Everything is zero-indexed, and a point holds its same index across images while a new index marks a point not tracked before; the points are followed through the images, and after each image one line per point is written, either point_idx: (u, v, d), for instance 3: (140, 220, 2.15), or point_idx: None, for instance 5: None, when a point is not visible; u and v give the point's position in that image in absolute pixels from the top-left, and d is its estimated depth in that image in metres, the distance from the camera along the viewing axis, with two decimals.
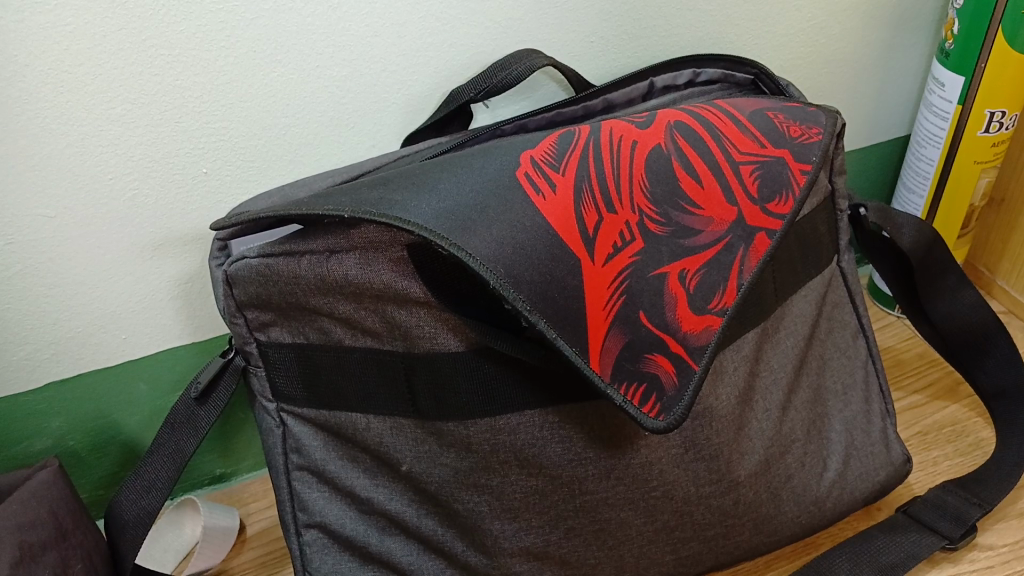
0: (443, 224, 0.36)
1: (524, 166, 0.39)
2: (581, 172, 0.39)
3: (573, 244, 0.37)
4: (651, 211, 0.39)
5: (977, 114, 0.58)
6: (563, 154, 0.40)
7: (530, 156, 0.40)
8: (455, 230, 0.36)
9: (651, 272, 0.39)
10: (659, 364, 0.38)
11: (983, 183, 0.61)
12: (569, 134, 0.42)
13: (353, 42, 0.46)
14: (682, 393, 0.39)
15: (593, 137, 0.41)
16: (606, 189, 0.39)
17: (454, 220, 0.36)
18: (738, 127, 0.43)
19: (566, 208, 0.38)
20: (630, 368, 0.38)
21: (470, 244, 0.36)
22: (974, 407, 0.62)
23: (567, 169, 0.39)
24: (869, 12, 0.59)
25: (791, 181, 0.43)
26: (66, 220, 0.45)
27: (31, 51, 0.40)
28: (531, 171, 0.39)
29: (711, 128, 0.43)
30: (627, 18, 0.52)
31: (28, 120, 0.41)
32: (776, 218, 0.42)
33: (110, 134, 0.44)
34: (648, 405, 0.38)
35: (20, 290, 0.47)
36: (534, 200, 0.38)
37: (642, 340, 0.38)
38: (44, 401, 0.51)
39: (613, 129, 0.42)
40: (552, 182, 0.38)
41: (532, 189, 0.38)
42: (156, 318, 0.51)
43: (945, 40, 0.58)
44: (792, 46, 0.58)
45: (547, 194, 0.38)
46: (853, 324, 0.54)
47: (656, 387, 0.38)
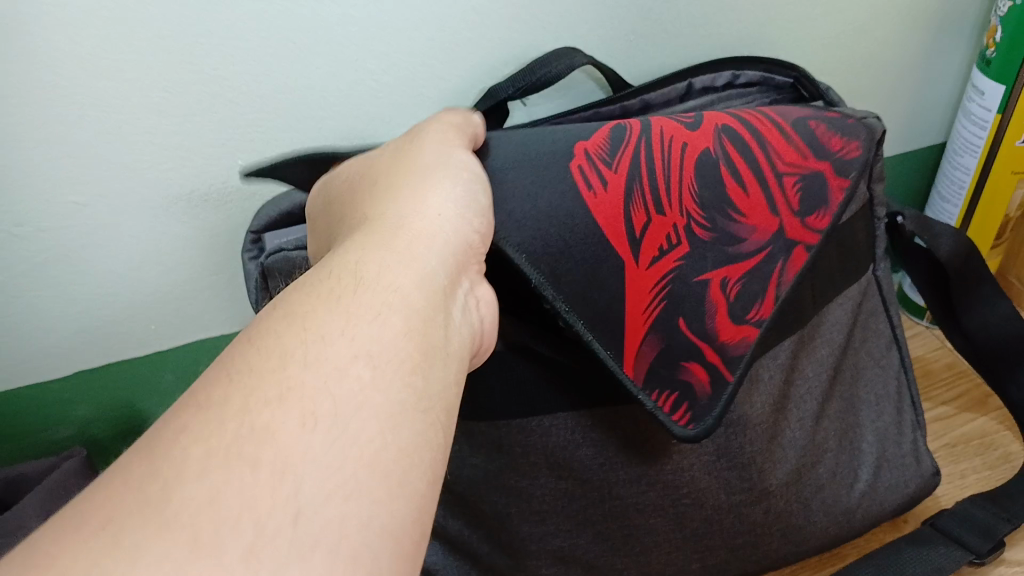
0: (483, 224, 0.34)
1: (578, 158, 0.38)
2: (633, 168, 0.38)
3: (618, 244, 0.37)
4: (699, 216, 0.39)
5: (1016, 124, 0.57)
6: (616, 149, 0.39)
7: (583, 148, 0.39)
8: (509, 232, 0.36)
9: (694, 277, 0.39)
10: (694, 372, 0.39)
11: (1021, 194, 0.61)
12: (621, 126, 0.40)
13: (394, 35, 0.45)
14: (714, 403, 0.40)
15: (645, 132, 0.40)
16: (657, 189, 0.38)
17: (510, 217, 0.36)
18: (786, 133, 0.42)
19: (617, 208, 0.37)
20: (665, 375, 0.39)
21: (520, 239, 0.35)
22: (1003, 419, 0.61)
23: (619, 166, 0.38)
24: (909, 16, 0.58)
25: (832, 196, 0.43)
26: (99, 208, 0.45)
27: (70, 38, 0.39)
28: (583, 163, 0.38)
29: (761, 134, 0.42)
30: (668, 16, 0.51)
31: (65, 106, 0.41)
32: (816, 231, 0.42)
33: (146, 122, 0.43)
34: (680, 412, 0.39)
35: (51, 277, 0.46)
36: (585, 197, 0.37)
37: (678, 347, 0.39)
38: (70, 389, 0.51)
39: (663, 126, 0.41)
40: (604, 178, 0.37)
41: (584, 184, 0.37)
42: (185, 308, 0.51)
43: (988, 47, 0.57)
44: (830, 48, 0.58)
45: (598, 191, 0.37)
46: (886, 333, 0.53)
47: (690, 396, 0.39)
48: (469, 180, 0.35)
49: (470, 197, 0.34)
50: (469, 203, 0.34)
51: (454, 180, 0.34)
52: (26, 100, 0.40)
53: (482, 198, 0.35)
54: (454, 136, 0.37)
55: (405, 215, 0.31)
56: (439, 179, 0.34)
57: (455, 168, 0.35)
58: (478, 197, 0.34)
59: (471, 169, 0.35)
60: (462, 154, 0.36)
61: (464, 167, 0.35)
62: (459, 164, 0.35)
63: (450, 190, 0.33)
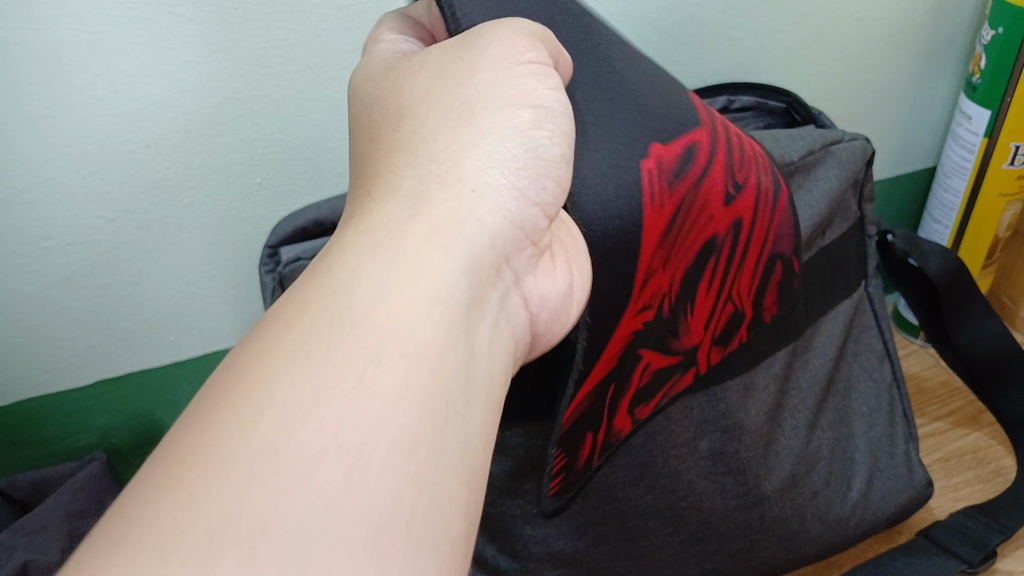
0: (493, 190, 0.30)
1: (650, 164, 0.36)
2: (678, 215, 0.38)
3: (637, 278, 0.37)
4: (671, 298, 0.40)
5: (1002, 148, 0.59)
6: (680, 172, 0.37)
7: (659, 151, 0.36)
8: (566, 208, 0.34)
9: (640, 348, 0.39)
10: (585, 445, 0.40)
11: (1009, 215, 0.63)
12: (692, 141, 0.38)
13: None
14: (570, 483, 0.41)
15: (705, 164, 0.39)
16: (671, 249, 0.38)
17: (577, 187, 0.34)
18: (759, 253, 0.44)
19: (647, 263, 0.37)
20: (574, 434, 0.39)
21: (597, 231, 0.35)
22: (997, 435, 0.62)
23: (674, 192, 0.37)
24: (898, 45, 0.61)
25: (734, 338, 0.45)
26: (125, 223, 0.47)
27: (103, 61, 0.42)
28: (654, 176, 0.36)
29: (750, 236, 0.42)
30: (666, 46, 0.54)
31: (96, 125, 0.43)
32: (710, 365, 0.45)
33: (171, 142, 0.46)
34: (557, 475, 0.40)
35: (78, 289, 0.48)
36: (645, 207, 0.35)
37: (597, 409, 0.39)
38: (93, 399, 0.53)
39: (716, 165, 0.39)
40: (660, 202, 0.36)
41: (648, 194, 0.35)
42: (204, 320, 0.54)
43: (973, 74, 0.59)
44: (823, 76, 0.60)
45: (655, 208, 0.36)
46: (878, 347, 0.55)
47: (573, 463, 0.40)
48: (537, 124, 0.31)
49: (537, 149, 0.31)
50: (537, 155, 0.31)
51: (520, 122, 0.31)
52: (60, 119, 0.42)
53: (557, 150, 0.32)
54: (535, 51, 0.32)
55: (443, 190, 0.29)
56: (502, 121, 0.31)
57: (522, 100, 0.31)
58: (551, 149, 0.31)
59: (543, 105, 0.31)
60: (536, 80, 0.31)
61: (533, 101, 0.31)
62: (529, 97, 0.31)
63: (513, 142, 0.31)
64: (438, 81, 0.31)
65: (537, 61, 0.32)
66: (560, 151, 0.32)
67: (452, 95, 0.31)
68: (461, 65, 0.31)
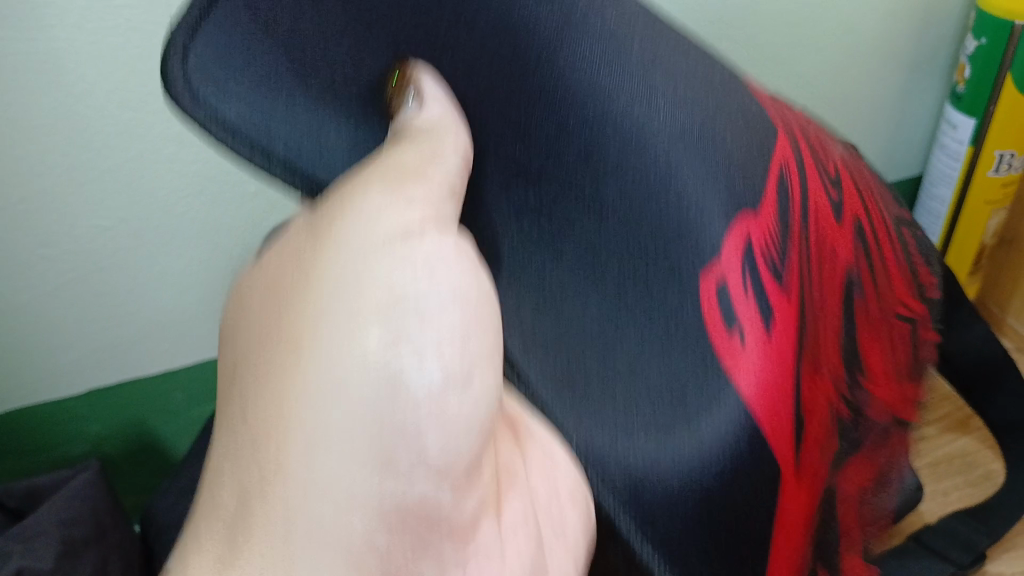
0: (552, 375, 0.29)
1: (719, 272, 0.30)
2: (773, 302, 0.31)
3: (783, 409, 0.30)
4: (836, 390, 0.35)
5: (987, 155, 0.60)
6: (783, 253, 0.33)
7: (746, 228, 0.31)
8: (573, 404, 0.29)
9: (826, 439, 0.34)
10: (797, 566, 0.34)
11: (994, 223, 0.63)
12: (783, 189, 0.34)
13: None
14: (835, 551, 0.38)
15: (802, 223, 0.34)
16: (817, 335, 0.34)
17: (547, 340, 0.30)
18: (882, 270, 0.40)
19: (789, 366, 0.31)
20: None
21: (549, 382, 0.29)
22: (985, 439, 0.63)
23: (787, 278, 0.32)
24: (885, 55, 0.62)
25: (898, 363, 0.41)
26: (120, 231, 0.47)
27: (99, 71, 0.42)
28: (729, 295, 0.30)
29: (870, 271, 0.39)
30: None
31: (91, 134, 0.44)
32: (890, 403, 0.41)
33: (167, 151, 0.46)
34: None
35: (72, 298, 0.49)
36: (754, 335, 0.30)
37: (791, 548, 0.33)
38: (88, 408, 0.53)
39: (813, 205, 0.36)
40: (739, 320, 0.30)
41: (740, 301, 0.30)
42: (199, 329, 0.54)
43: (957, 84, 0.60)
44: (811, 85, 0.61)
45: (764, 321, 0.31)
46: None
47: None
48: (404, 333, 0.23)
49: (404, 376, 0.23)
50: (408, 398, 0.23)
51: (385, 334, 0.23)
52: (55, 128, 0.43)
53: (437, 370, 0.23)
54: (422, 231, 0.24)
55: (300, 353, 0.22)
56: (357, 342, 0.22)
57: (376, 309, 0.23)
58: (426, 377, 0.23)
59: (412, 300, 0.23)
60: (412, 267, 0.24)
61: (401, 300, 0.23)
62: (392, 285, 0.23)
63: (369, 379, 0.22)
64: (282, 289, 0.24)
65: (421, 229, 0.24)
66: (440, 374, 0.23)
67: (304, 319, 0.23)
68: (327, 262, 0.23)
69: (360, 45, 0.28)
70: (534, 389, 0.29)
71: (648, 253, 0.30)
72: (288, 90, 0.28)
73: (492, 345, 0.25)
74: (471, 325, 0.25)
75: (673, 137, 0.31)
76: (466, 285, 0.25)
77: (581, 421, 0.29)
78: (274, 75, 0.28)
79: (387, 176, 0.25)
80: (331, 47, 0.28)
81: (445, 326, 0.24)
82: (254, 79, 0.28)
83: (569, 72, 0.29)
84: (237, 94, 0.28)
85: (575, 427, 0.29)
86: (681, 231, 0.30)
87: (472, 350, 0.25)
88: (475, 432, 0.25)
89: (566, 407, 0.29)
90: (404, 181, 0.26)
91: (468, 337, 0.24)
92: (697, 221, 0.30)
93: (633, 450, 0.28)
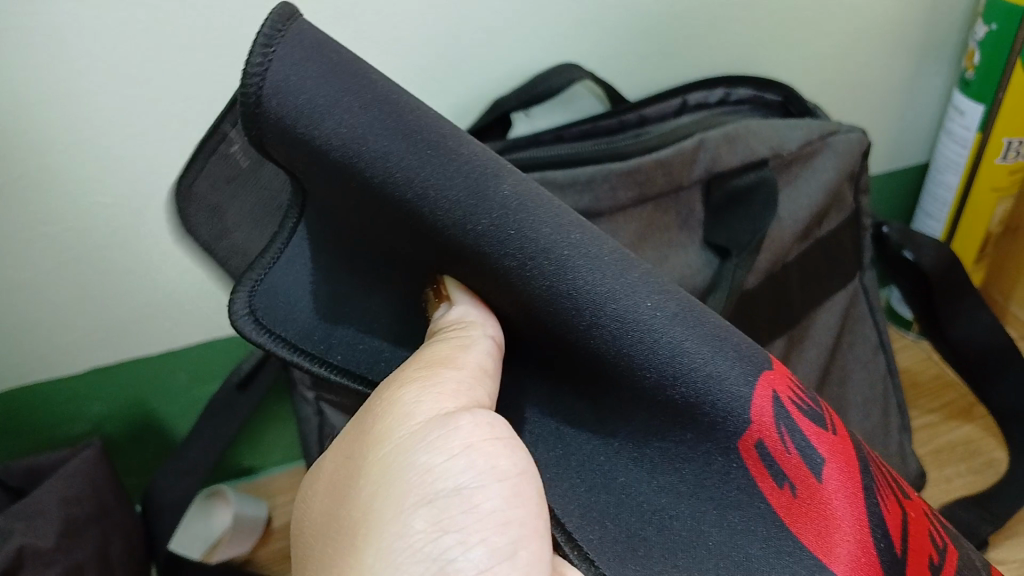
0: (609, 548, 0.33)
1: (756, 433, 0.31)
2: (816, 447, 0.32)
3: (819, 538, 0.31)
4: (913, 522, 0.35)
5: (995, 142, 0.60)
6: (810, 402, 0.34)
7: (772, 381, 0.33)
8: (625, 563, 0.33)
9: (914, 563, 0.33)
10: None
11: (1001, 210, 0.64)
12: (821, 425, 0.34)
13: (405, 51, 0.47)
14: None
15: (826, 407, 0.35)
16: (870, 484, 0.34)
17: (587, 511, 0.34)
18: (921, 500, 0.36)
19: (857, 504, 0.32)
20: None
21: (578, 523, 0.34)
22: (988, 428, 0.63)
23: (819, 434, 0.33)
24: (894, 40, 0.62)
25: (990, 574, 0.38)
26: (122, 208, 0.47)
27: (101, 45, 0.41)
28: (772, 457, 0.32)
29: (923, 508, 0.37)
30: (665, 37, 0.54)
31: (93, 109, 0.43)
32: None
33: (170, 128, 0.45)
34: None
35: (74, 276, 0.48)
36: (769, 488, 0.32)
37: None
38: (88, 387, 0.53)
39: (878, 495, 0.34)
40: (783, 472, 0.32)
41: (772, 484, 0.32)
42: (201, 309, 0.53)
43: (967, 69, 0.60)
44: (821, 70, 0.61)
45: (787, 482, 0.32)
46: (873, 339, 0.58)
47: None
48: (445, 523, 0.28)
49: (447, 561, 0.27)
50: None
51: (427, 523, 0.28)
52: (58, 103, 0.42)
53: (479, 552, 0.28)
54: (455, 422, 0.29)
55: (383, 501, 0.29)
56: (400, 531, 0.28)
57: (422, 498, 0.28)
58: (468, 561, 0.27)
59: (449, 491, 0.28)
60: (442, 454, 0.29)
61: (434, 496, 0.28)
62: (429, 482, 0.28)
63: (417, 560, 0.27)
64: (344, 506, 0.30)
65: (454, 418, 0.29)
66: (482, 555, 0.27)
67: (357, 518, 0.29)
68: (381, 473, 0.29)
69: (385, 287, 0.36)
70: (595, 564, 0.33)
71: (678, 421, 0.32)
72: (330, 323, 0.36)
73: (537, 524, 0.29)
74: (511, 506, 0.29)
75: (669, 320, 0.31)
76: (504, 465, 0.29)
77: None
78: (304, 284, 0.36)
79: (419, 377, 0.31)
80: (360, 285, 0.36)
81: (483, 512, 0.28)
82: (307, 302, 0.36)
83: (549, 274, 0.30)
84: (291, 320, 0.36)
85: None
86: (699, 406, 0.31)
87: (516, 526, 0.29)
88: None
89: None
90: (436, 376, 0.31)
91: (506, 513, 0.28)
92: (701, 400, 0.31)
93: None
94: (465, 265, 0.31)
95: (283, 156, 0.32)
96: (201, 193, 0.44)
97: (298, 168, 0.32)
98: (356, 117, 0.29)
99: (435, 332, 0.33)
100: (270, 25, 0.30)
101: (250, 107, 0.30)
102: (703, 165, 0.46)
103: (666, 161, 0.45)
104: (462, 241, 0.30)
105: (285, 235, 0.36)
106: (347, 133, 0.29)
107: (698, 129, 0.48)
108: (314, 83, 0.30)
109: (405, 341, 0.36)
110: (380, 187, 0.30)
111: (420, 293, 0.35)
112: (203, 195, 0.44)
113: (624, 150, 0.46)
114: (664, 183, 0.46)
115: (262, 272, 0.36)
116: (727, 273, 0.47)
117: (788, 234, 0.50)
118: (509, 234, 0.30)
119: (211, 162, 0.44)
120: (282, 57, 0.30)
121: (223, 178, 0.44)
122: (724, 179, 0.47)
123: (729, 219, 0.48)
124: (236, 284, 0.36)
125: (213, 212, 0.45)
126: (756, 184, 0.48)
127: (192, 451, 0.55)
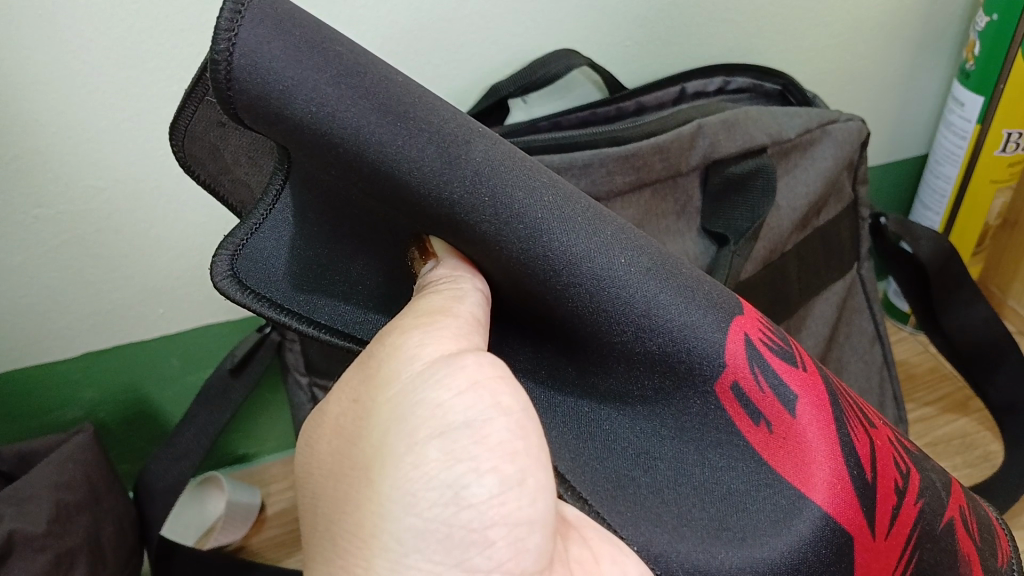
0: (601, 486, 0.33)
1: (732, 375, 0.32)
2: (789, 385, 0.33)
3: (809, 472, 0.32)
4: (889, 448, 0.35)
5: (995, 134, 0.60)
6: (781, 341, 0.35)
7: (743, 326, 0.33)
8: (617, 502, 0.33)
9: (893, 487, 0.34)
10: None
11: (999, 203, 0.64)
12: (791, 359, 0.34)
13: (400, 35, 0.47)
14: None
15: (792, 348, 0.35)
16: (846, 418, 0.34)
17: (578, 455, 0.34)
18: (883, 419, 0.38)
19: (832, 439, 0.33)
20: None
21: (578, 475, 0.33)
22: (984, 420, 0.64)
23: (794, 375, 0.34)
24: (893, 30, 0.61)
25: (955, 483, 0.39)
26: (116, 192, 0.46)
27: (96, 27, 0.41)
28: (749, 397, 0.33)
29: (890, 424, 0.38)
30: (662, 24, 0.53)
31: (87, 92, 0.42)
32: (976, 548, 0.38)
33: (166, 111, 0.45)
34: None
35: (66, 261, 0.48)
36: (756, 429, 0.32)
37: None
38: (80, 372, 0.53)
39: (854, 421, 0.35)
40: (760, 411, 0.33)
41: (754, 422, 0.33)
42: (194, 295, 0.53)
43: (966, 61, 0.59)
44: (819, 59, 0.60)
45: (771, 421, 0.32)
46: (870, 330, 0.59)
47: None
48: (458, 452, 0.27)
49: (461, 487, 0.27)
50: (462, 500, 0.27)
51: (440, 453, 0.27)
52: (50, 85, 0.41)
53: (491, 479, 0.28)
54: (459, 361, 0.28)
55: (396, 436, 0.28)
56: (415, 462, 0.27)
57: (435, 430, 0.28)
58: (481, 487, 0.27)
59: (460, 425, 0.28)
60: (450, 391, 0.28)
61: (447, 428, 0.28)
62: (440, 418, 0.28)
63: (433, 487, 0.27)
64: (352, 445, 0.30)
65: (460, 357, 0.29)
66: (493, 483, 0.28)
67: (370, 452, 0.29)
68: (391, 409, 0.29)
69: (368, 248, 0.34)
70: (588, 503, 0.33)
71: (658, 379, 0.33)
72: (311, 286, 0.34)
73: (541, 451, 0.29)
74: (516, 437, 0.28)
75: (644, 278, 0.31)
76: (508, 401, 0.29)
77: (620, 511, 0.33)
78: (279, 231, 0.34)
79: (418, 322, 0.30)
80: (343, 244, 0.34)
81: (492, 443, 0.28)
82: (288, 262, 0.34)
83: (524, 238, 0.30)
84: (274, 282, 0.34)
85: (634, 530, 0.33)
86: (675, 358, 0.32)
87: (523, 456, 0.28)
88: (522, 522, 0.28)
89: (624, 517, 0.33)
90: (432, 322, 0.30)
91: (513, 444, 0.28)
92: (677, 351, 0.32)
93: (693, 551, 0.32)
94: (444, 230, 0.31)
95: (262, 132, 0.30)
96: (197, 137, 0.37)
97: (281, 144, 0.31)
98: (333, 92, 0.29)
99: (422, 290, 0.32)
100: (232, 1, 0.28)
101: (223, 84, 0.28)
102: (702, 151, 0.46)
103: (663, 147, 0.45)
104: (442, 211, 0.30)
105: (272, 195, 0.33)
106: (329, 116, 0.29)
107: (697, 116, 0.47)
108: (282, 56, 0.28)
109: (390, 305, 0.35)
110: (358, 162, 0.29)
111: (406, 252, 0.34)
112: (199, 136, 0.37)
113: (622, 137, 0.45)
114: (661, 169, 0.46)
115: (247, 232, 0.34)
116: (725, 258, 0.47)
117: (785, 222, 0.50)
118: (485, 202, 0.30)
119: (206, 107, 0.36)
120: (248, 30, 0.28)
121: (216, 121, 0.37)
122: (722, 165, 0.47)
123: (728, 206, 0.48)
124: (219, 244, 0.33)
125: (209, 154, 0.38)
126: (755, 171, 0.47)
127: (185, 436, 0.54)
